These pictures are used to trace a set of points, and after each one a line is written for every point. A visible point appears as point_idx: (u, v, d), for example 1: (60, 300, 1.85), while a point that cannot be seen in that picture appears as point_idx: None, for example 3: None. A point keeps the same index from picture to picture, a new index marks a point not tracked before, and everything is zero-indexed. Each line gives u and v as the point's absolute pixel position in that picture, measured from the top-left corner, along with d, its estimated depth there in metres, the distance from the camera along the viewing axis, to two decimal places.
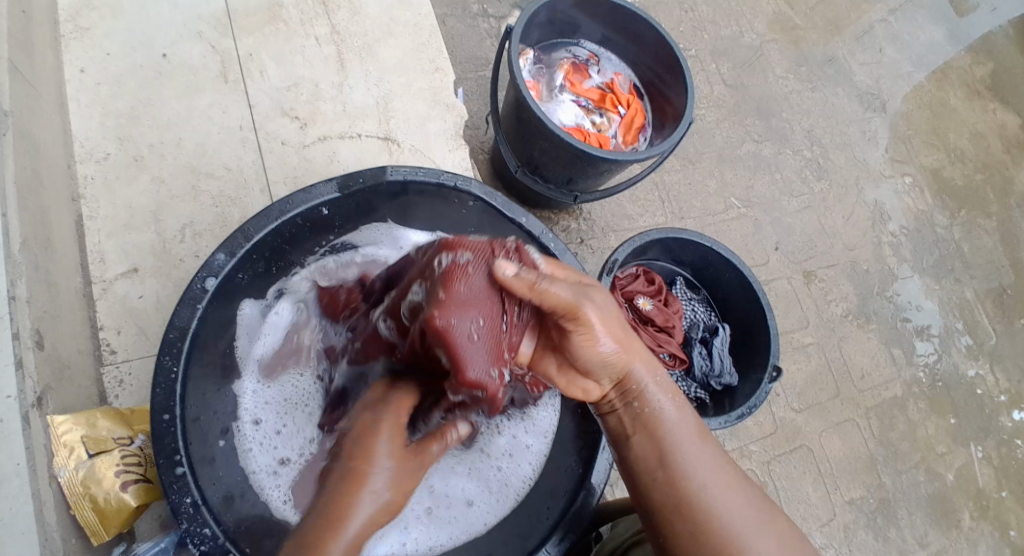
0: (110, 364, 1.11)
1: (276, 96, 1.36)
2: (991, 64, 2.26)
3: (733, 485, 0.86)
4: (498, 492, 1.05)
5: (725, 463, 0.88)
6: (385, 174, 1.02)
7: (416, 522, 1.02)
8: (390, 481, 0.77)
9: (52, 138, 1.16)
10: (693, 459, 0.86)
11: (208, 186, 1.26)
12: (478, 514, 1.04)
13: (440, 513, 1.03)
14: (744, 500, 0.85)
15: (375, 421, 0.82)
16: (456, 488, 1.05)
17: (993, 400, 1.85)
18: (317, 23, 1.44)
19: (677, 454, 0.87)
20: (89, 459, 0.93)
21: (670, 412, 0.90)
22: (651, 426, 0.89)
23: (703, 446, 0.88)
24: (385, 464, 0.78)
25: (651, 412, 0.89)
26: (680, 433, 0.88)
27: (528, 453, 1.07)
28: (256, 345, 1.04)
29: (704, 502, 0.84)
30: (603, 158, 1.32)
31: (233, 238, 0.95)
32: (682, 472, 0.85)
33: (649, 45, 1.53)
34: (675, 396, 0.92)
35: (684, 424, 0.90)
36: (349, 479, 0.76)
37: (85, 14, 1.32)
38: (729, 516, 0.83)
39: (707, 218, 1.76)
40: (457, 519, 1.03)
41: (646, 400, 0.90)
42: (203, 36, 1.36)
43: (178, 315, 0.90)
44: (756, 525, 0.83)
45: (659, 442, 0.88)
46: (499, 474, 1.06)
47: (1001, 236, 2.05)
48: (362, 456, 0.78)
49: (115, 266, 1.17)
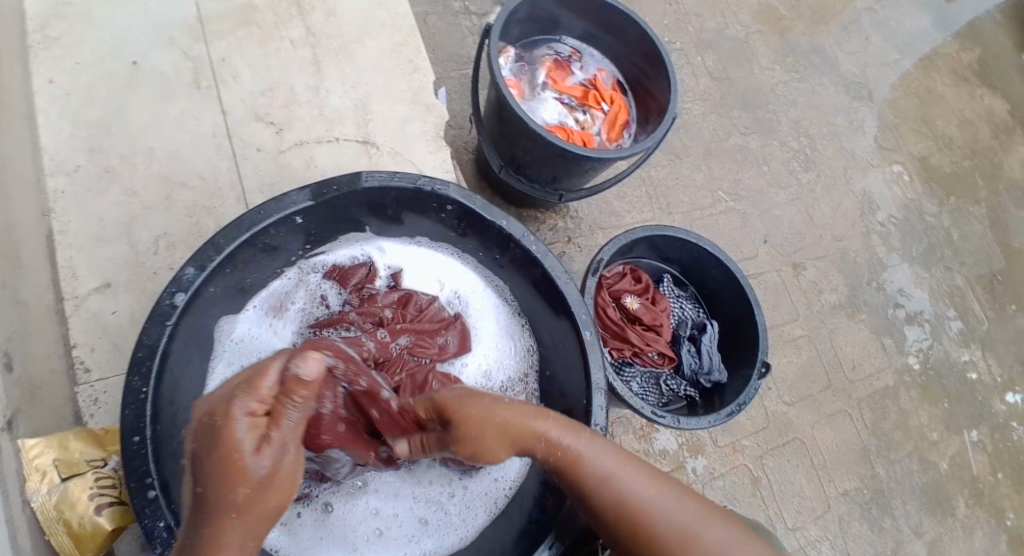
0: (84, 382, 1.09)
1: (251, 101, 1.34)
2: (977, 50, 2.25)
3: (668, 490, 0.82)
4: (453, 514, 1.05)
5: (653, 474, 0.83)
6: (360, 180, 1.00)
7: (367, 543, 1.03)
8: (266, 476, 0.69)
9: (19, 151, 1.13)
10: (622, 482, 0.82)
11: (181, 196, 1.23)
12: (437, 531, 1.04)
13: (390, 535, 1.04)
14: (681, 502, 0.81)
15: (227, 413, 0.68)
16: (407, 509, 1.05)
17: (986, 387, 1.84)
18: (291, 25, 1.41)
19: (601, 485, 0.82)
20: (62, 483, 0.91)
21: (583, 446, 0.84)
22: (570, 465, 0.83)
23: (627, 467, 0.83)
24: (258, 467, 0.68)
25: (565, 453, 0.83)
26: (602, 462, 0.83)
27: (480, 477, 1.07)
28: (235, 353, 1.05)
29: (643, 521, 0.80)
30: (586, 157, 1.30)
31: (203, 251, 0.92)
32: (612, 501, 0.81)
33: (631, 40, 1.51)
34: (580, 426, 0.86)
35: (603, 450, 0.84)
36: (221, 494, 0.68)
37: (53, 23, 1.29)
38: (671, 526, 0.79)
39: (695, 212, 1.74)
40: (411, 539, 1.04)
41: (556, 446, 0.84)
42: (174, 42, 1.33)
43: (148, 333, 0.88)
44: (699, 522, 0.80)
45: (581, 481, 0.82)
46: (453, 497, 1.06)
47: (991, 222, 2.04)
48: (227, 466, 0.67)
49: (88, 281, 1.14)
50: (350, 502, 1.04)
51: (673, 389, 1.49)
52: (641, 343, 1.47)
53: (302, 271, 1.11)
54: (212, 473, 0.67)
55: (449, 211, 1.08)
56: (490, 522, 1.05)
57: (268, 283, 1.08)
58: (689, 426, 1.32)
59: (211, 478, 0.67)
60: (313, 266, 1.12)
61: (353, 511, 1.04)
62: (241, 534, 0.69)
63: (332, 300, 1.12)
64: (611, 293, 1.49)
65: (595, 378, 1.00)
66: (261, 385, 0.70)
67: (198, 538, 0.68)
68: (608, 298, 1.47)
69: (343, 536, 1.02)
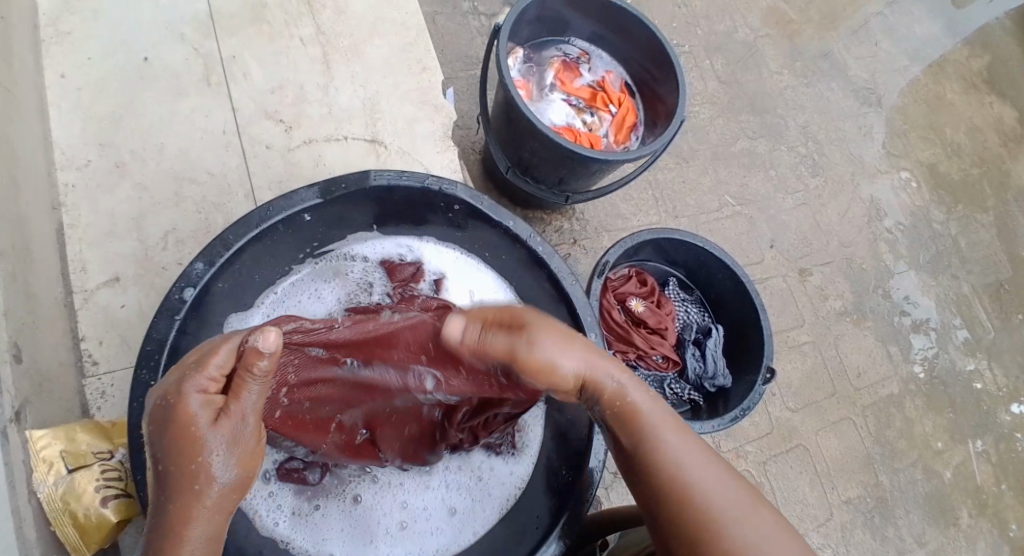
0: (93, 375, 1.10)
1: (260, 99, 1.34)
2: (987, 57, 2.24)
3: (718, 471, 0.77)
4: (480, 503, 1.06)
5: (704, 450, 0.79)
6: (368, 179, 1.01)
7: (386, 537, 1.02)
8: (221, 454, 0.70)
9: (32, 145, 1.14)
10: (672, 452, 0.78)
11: (191, 192, 1.24)
12: (456, 525, 1.04)
13: (418, 526, 1.04)
14: (729, 486, 0.76)
15: (179, 391, 0.69)
16: (434, 500, 1.05)
17: (991, 396, 1.83)
18: (301, 23, 1.42)
19: (651, 445, 0.78)
20: (68, 475, 0.92)
21: (639, 402, 0.81)
22: (624, 418, 0.80)
23: (678, 434, 0.79)
24: (213, 444, 0.69)
25: (619, 404, 0.80)
26: (654, 423, 0.80)
27: (503, 465, 1.08)
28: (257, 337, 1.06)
29: (685, 498, 0.75)
30: (594, 159, 1.30)
31: (212, 247, 0.93)
32: (659, 466, 0.77)
33: (641, 43, 1.51)
34: (643, 382, 0.83)
35: (657, 411, 0.81)
36: (176, 473, 0.69)
37: (65, 18, 1.30)
38: (714, 508, 0.74)
39: (701, 216, 1.74)
40: (439, 529, 1.04)
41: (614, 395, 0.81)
42: (185, 39, 1.34)
43: (156, 327, 0.89)
44: (744, 512, 0.74)
45: (630, 438, 0.80)
46: (478, 485, 1.07)
47: (999, 231, 2.03)
48: (184, 443, 0.68)
49: (97, 275, 1.15)
50: (369, 496, 1.04)
51: (677, 393, 1.49)
52: (645, 346, 1.47)
53: (332, 261, 1.12)
54: (170, 450, 0.69)
55: (456, 211, 1.09)
56: (500, 519, 1.05)
57: (292, 271, 1.09)
58: (692, 430, 1.32)
59: (168, 453, 0.69)
60: (344, 258, 1.13)
61: (372, 504, 1.03)
62: (204, 514, 0.69)
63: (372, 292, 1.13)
64: (616, 296, 1.49)
65: None
66: (212, 363, 0.71)
67: (162, 517, 0.68)
68: (614, 301, 1.48)
69: (361, 530, 1.02)
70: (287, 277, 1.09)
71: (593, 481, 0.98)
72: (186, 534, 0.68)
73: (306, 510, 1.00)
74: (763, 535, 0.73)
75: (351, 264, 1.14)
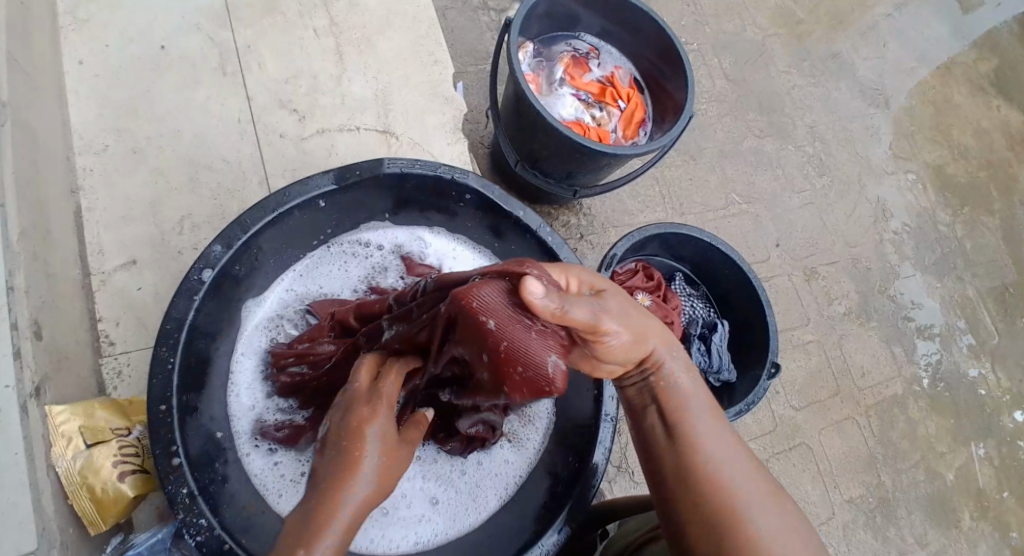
0: (108, 355, 1.11)
1: (275, 88, 1.36)
2: (995, 61, 2.24)
3: (748, 465, 0.80)
4: (465, 494, 1.07)
5: (739, 441, 0.83)
6: (382, 166, 1.03)
7: (373, 520, 1.03)
8: (381, 465, 0.71)
9: (52, 129, 1.16)
10: (709, 436, 0.82)
11: (207, 178, 1.26)
12: (443, 515, 1.05)
13: (400, 513, 1.04)
14: (756, 478, 0.79)
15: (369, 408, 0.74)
16: (418, 487, 1.06)
17: (995, 400, 1.84)
18: (316, 15, 1.44)
19: (690, 426, 0.83)
20: (87, 449, 0.94)
21: (687, 385, 0.86)
22: (669, 397, 0.84)
23: (716, 425, 0.83)
24: (380, 439, 0.72)
25: (668, 382, 0.85)
26: (695, 406, 0.84)
27: (492, 460, 1.09)
28: (268, 319, 1.08)
29: (714, 480, 0.79)
30: (603, 153, 1.32)
31: (230, 230, 0.95)
32: (695, 446, 0.81)
33: (648, 39, 1.53)
34: (692, 367, 0.88)
35: (700, 397, 0.86)
36: (350, 455, 0.70)
37: (85, 5, 1.32)
38: (739, 499, 0.77)
39: (708, 214, 1.76)
40: (421, 519, 1.05)
41: (666, 372, 0.85)
42: (202, 28, 1.36)
43: (175, 307, 0.91)
44: (765, 504, 0.78)
45: (671, 415, 0.84)
46: (465, 476, 1.08)
47: (1004, 234, 2.04)
48: (360, 428, 0.72)
49: (114, 258, 1.17)
50: None
51: None
52: None
53: (349, 247, 1.14)
54: (341, 453, 0.70)
55: (467, 200, 1.10)
56: (501, 507, 1.07)
57: (309, 255, 1.11)
58: None
59: (348, 433, 0.72)
60: (361, 246, 1.14)
61: None
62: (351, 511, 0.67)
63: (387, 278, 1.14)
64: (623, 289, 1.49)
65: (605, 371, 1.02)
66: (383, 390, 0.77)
67: (315, 510, 0.67)
68: None
69: None
70: (301, 263, 1.11)
71: (598, 470, 1.00)
72: (333, 525, 0.66)
73: (297, 478, 1.00)
74: (780, 528, 0.76)
75: (367, 251, 1.15)
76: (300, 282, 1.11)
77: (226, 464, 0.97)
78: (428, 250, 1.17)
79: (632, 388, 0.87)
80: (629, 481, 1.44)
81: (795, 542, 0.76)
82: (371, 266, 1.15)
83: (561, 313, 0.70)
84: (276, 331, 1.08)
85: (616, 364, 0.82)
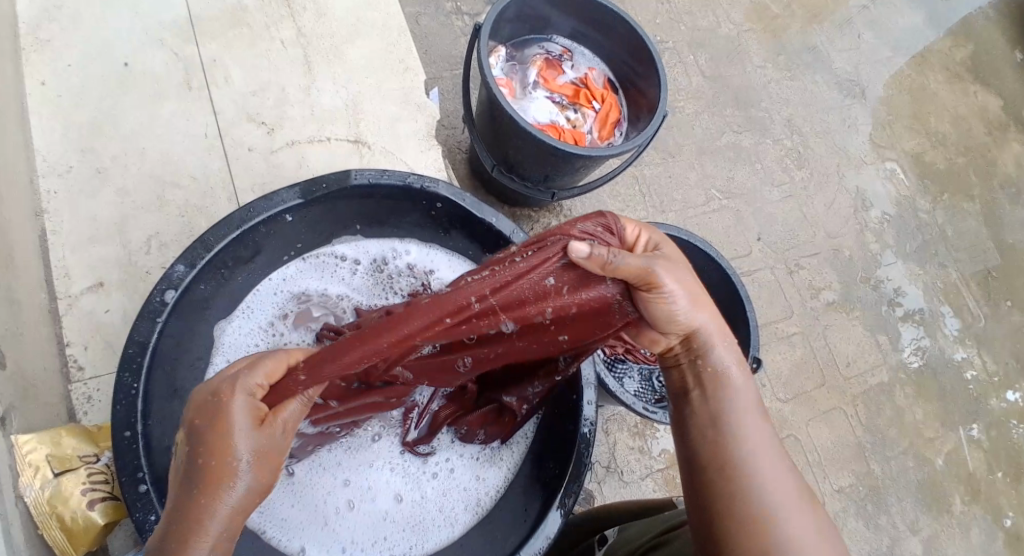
0: (78, 381, 1.10)
1: (242, 101, 1.35)
2: (970, 47, 2.25)
3: (782, 465, 0.80)
4: (430, 502, 1.06)
5: (777, 441, 0.82)
6: (349, 178, 1.01)
7: (335, 524, 1.02)
8: (247, 465, 0.74)
9: (12, 152, 1.14)
10: (749, 432, 0.81)
11: (174, 196, 1.24)
12: (409, 518, 1.05)
13: (363, 517, 1.04)
14: (791, 480, 0.79)
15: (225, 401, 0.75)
16: (384, 481, 1.06)
17: (982, 384, 1.85)
18: (282, 26, 1.42)
19: (733, 417, 0.81)
20: (55, 478, 0.92)
21: (737, 378, 0.84)
22: (716, 383, 0.83)
23: (757, 420, 0.82)
24: (245, 444, 0.74)
25: (717, 369, 0.84)
26: (742, 401, 0.83)
27: (467, 472, 1.08)
28: (248, 324, 1.07)
29: (748, 474, 0.78)
30: (577, 155, 1.31)
31: (193, 249, 0.94)
32: (732, 439, 0.80)
33: (620, 38, 1.52)
34: (745, 365, 0.87)
35: (748, 393, 0.84)
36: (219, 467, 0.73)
37: (46, 24, 1.30)
38: (769, 497, 0.77)
39: (688, 210, 1.75)
40: (386, 524, 1.04)
41: (713, 360, 0.84)
42: (166, 44, 1.34)
43: (138, 330, 0.90)
44: (797, 508, 0.77)
45: (713, 402, 0.83)
46: (435, 481, 1.07)
47: (986, 218, 2.04)
48: (219, 440, 0.74)
49: (81, 281, 1.16)
50: (322, 483, 1.03)
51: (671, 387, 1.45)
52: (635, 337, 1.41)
53: (323, 256, 1.13)
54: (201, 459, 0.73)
55: (439, 208, 1.09)
56: (477, 523, 1.06)
57: (284, 263, 1.10)
58: None
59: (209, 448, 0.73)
60: (336, 256, 1.14)
61: (320, 486, 1.03)
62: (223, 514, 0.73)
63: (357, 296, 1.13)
64: None
65: (585, 374, 1.03)
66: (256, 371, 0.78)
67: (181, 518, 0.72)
68: None
69: (311, 515, 1.02)
70: (271, 274, 1.09)
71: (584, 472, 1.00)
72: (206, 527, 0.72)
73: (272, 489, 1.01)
74: (807, 532, 0.75)
75: (340, 261, 1.14)
76: (277, 288, 1.10)
77: None
78: (399, 260, 1.16)
79: (676, 366, 0.86)
80: (618, 481, 1.43)
81: (822, 547, 0.75)
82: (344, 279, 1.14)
83: (609, 264, 0.75)
84: (255, 343, 1.07)
85: (666, 329, 0.82)
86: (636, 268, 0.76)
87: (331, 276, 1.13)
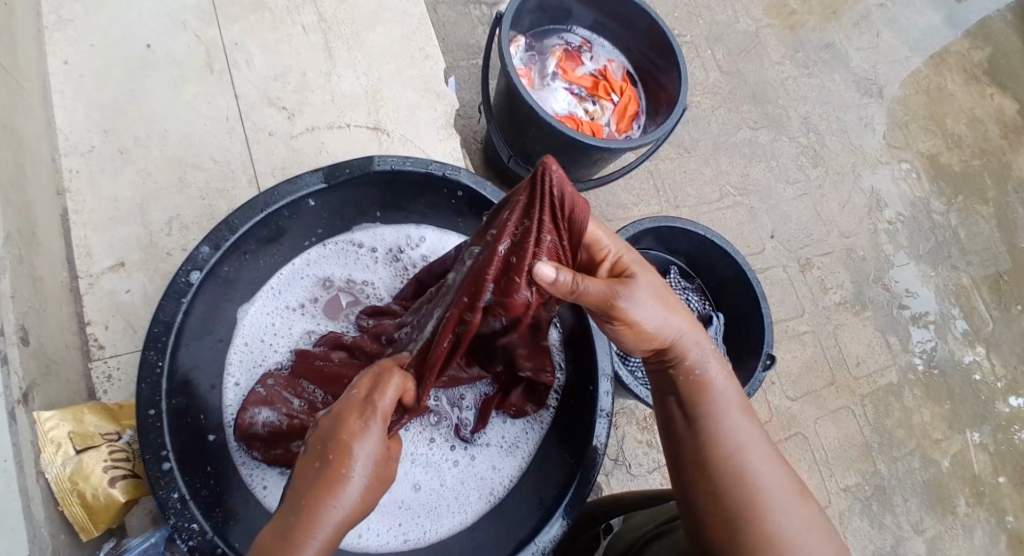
0: (98, 359, 1.10)
1: (263, 86, 1.35)
2: (989, 49, 2.24)
3: (774, 463, 0.80)
4: (448, 489, 1.07)
5: (765, 438, 0.82)
6: (372, 164, 1.01)
7: None
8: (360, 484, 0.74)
9: (36, 130, 1.14)
10: (733, 430, 0.81)
11: (194, 178, 1.25)
12: (424, 501, 1.06)
13: (381, 500, 1.05)
14: (783, 477, 0.79)
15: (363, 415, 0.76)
16: (403, 473, 1.06)
17: (990, 387, 1.84)
18: (304, 11, 1.42)
19: (715, 419, 0.81)
20: (77, 455, 0.93)
21: (717, 380, 0.84)
22: (694, 388, 0.84)
23: (743, 420, 0.82)
24: (366, 463, 0.74)
25: (695, 374, 0.84)
26: (725, 402, 0.83)
27: (483, 460, 1.09)
28: (267, 311, 1.08)
29: (739, 475, 0.78)
30: (597, 147, 1.30)
31: (218, 230, 0.94)
32: (718, 440, 0.80)
33: (641, 31, 1.51)
34: (727, 369, 0.86)
35: (730, 395, 0.84)
36: (324, 486, 0.73)
37: (69, 4, 1.30)
38: (763, 497, 0.77)
39: (702, 206, 1.75)
40: (402, 508, 1.05)
41: (691, 364, 0.85)
42: (187, 25, 1.34)
43: (163, 310, 0.90)
44: (788, 504, 0.77)
45: (693, 407, 0.83)
46: (454, 469, 1.08)
47: (999, 222, 2.04)
48: (346, 451, 0.74)
49: (102, 260, 1.16)
50: None
51: None
52: None
53: (341, 242, 1.13)
54: (328, 466, 0.74)
55: (459, 197, 1.09)
56: (489, 511, 1.07)
57: (305, 247, 1.10)
58: None
59: (337, 456, 0.74)
60: (354, 242, 1.14)
61: None
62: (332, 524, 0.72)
63: (375, 286, 1.13)
64: None
65: (603, 367, 1.03)
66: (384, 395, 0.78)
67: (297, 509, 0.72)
68: None
69: None
70: (290, 261, 1.10)
71: (598, 456, 0.99)
72: (318, 527, 0.71)
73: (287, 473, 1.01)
74: (800, 528, 0.76)
75: (359, 248, 1.14)
76: (296, 274, 1.10)
77: (219, 465, 0.97)
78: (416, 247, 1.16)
79: (656, 375, 0.89)
80: (625, 474, 1.44)
81: (815, 544, 0.76)
82: (362, 267, 1.14)
83: (575, 288, 0.80)
84: (273, 322, 1.08)
85: (637, 343, 0.85)
86: (602, 293, 0.81)
87: (349, 262, 1.13)
